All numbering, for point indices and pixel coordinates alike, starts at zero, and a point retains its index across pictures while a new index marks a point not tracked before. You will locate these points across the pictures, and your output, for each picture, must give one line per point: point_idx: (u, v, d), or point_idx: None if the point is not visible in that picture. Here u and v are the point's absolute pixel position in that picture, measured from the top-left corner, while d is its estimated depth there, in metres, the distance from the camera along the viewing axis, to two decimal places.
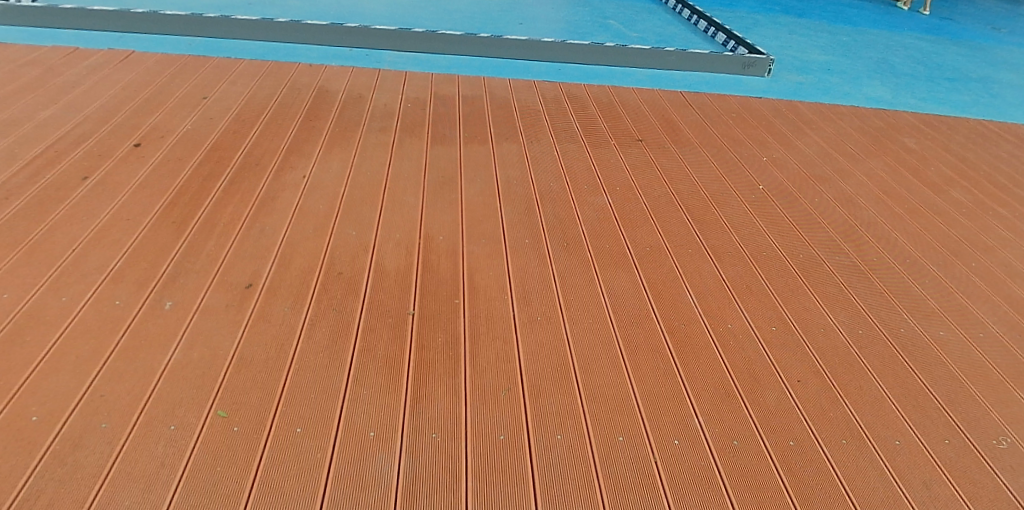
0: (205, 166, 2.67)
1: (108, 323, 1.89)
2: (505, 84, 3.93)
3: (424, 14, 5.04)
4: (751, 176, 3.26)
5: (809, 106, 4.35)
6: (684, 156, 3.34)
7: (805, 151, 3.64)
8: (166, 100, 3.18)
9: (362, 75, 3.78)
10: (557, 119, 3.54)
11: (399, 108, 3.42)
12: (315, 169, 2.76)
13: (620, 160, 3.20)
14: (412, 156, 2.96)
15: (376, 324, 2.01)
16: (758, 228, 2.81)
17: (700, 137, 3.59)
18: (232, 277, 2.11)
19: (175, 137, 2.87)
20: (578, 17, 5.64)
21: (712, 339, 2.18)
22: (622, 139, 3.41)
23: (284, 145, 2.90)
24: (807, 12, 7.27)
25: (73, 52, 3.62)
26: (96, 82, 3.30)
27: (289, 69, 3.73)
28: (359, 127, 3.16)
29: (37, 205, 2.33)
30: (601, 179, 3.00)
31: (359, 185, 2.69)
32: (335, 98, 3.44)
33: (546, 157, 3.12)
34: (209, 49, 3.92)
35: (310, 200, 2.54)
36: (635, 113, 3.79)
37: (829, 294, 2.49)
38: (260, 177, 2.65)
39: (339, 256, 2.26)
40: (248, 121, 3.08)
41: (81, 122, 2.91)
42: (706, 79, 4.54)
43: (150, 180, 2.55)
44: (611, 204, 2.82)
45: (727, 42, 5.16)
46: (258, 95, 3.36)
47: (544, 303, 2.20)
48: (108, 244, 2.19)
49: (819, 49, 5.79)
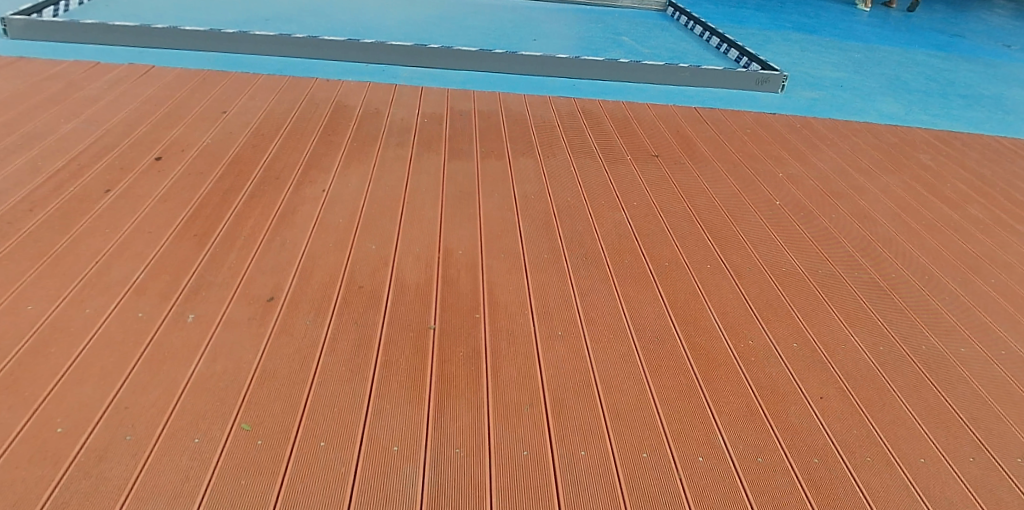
0: (225, 180, 2.69)
1: (132, 335, 1.90)
2: (521, 100, 3.95)
3: (439, 30, 5.09)
4: (768, 191, 3.25)
5: (823, 122, 4.36)
6: (699, 172, 3.34)
7: (820, 168, 3.63)
8: (186, 114, 3.21)
9: (379, 90, 3.80)
10: (572, 134, 3.56)
11: (415, 123, 3.44)
12: (333, 183, 2.78)
13: (636, 175, 3.21)
14: (431, 171, 2.98)
15: (398, 338, 2.01)
16: (777, 244, 2.80)
17: (716, 153, 3.60)
18: (255, 289, 2.12)
19: (195, 151, 2.89)
20: (591, 33, 5.67)
21: (734, 355, 2.17)
22: (638, 155, 3.42)
23: (304, 159, 2.93)
24: (818, 29, 7.30)
25: (95, 67, 3.67)
26: (118, 96, 3.34)
27: (306, 83, 3.77)
28: (377, 141, 3.18)
29: (61, 217, 2.36)
30: (618, 195, 3.00)
31: (377, 199, 2.70)
32: (352, 112, 3.47)
33: (563, 172, 3.13)
34: (227, 64, 3.96)
35: (330, 214, 2.56)
36: (650, 129, 3.79)
37: (849, 310, 2.47)
38: (280, 191, 2.66)
39: (360, 270, 2.27)
40: (268, 135, 3.10)
41: (104, 135, 2.94)
42: (720, 95, 4.56)
43: (172, 193, 2.57)
44: (629, 219, 2.82)
45: (740, 58, 5.19)
46: (277, 109, 3.39)
47: (564, 318, 2.19)
48: (132, 256, 2.20)
49: (831, 65, 5.80)
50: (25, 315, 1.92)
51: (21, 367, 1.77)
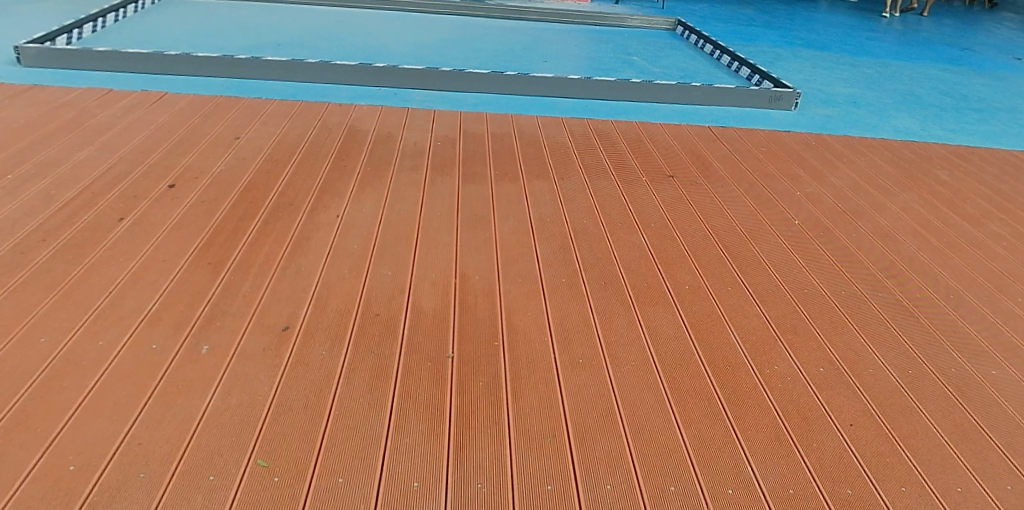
0: (239, 207, 2.67)
1: (146, 368, 1.86)
2: (533, 121, 3.93)
3: (450, 53, 5.11)
4: (786, 211, 3.20)
5: (837, 139, 4.32)
6: (717, 191, 3.29)
7: (838, 185, 3.58)
8: (199, 141, 3.21)
9: (392, 114, 3.80)
10: (586, 156, 3.52)
11: (429, 147, 3.42)
12: (347, 208, 2.75)
13: (652, 196, 3.16)
14: (445, 195, 2.96)
15: (415, 369, 1.96)
16: (798, 265, 2.74)
17: (731, 172, 3.54)
18: (270, 319, 2.08)
19: (208, 178, 2.87)
20: (602, 53, 5.69)
21: (760, 381, 2.09)
22: (653, 175, 3.38)
23: (318, 185, 2.91)
24: (828, 45, 7.31)
25: (108, 95, 3.68)
26: (131, 124, 3.34)
27: (319, 109, 3.77)
28: (390, 165, 3.17)
29: (73, 247, 2.33)
30: (634, 216, 2.95)
31: (392, 225, 2.67)
32: (365, 137, 3.46)
33: (578, 194, 3.09)
34: (239, 90, 3.96)
35: (344, 240, 2.53)
36: (664, 148, 3.77)
37: (876, 332, 2.40)
38: (293, 218, 2.64)
39: (376, 297, 2.22)
40: (281, 161, 3.08)
41: (117, 163, 2.93)
42: (734, 113, 4.54)
43: (185, 221, 2.55)
44: (646, 240, 2.75)
45: (752, 76, 5.18)
46: (290, 135, 3.39)
47: (585, 345, 2.13)
48: (145, 285, 2.17)
49: (843, 82, 5.77)
50: (37, 348, 1.89)
51: (33, 403, 1.73)
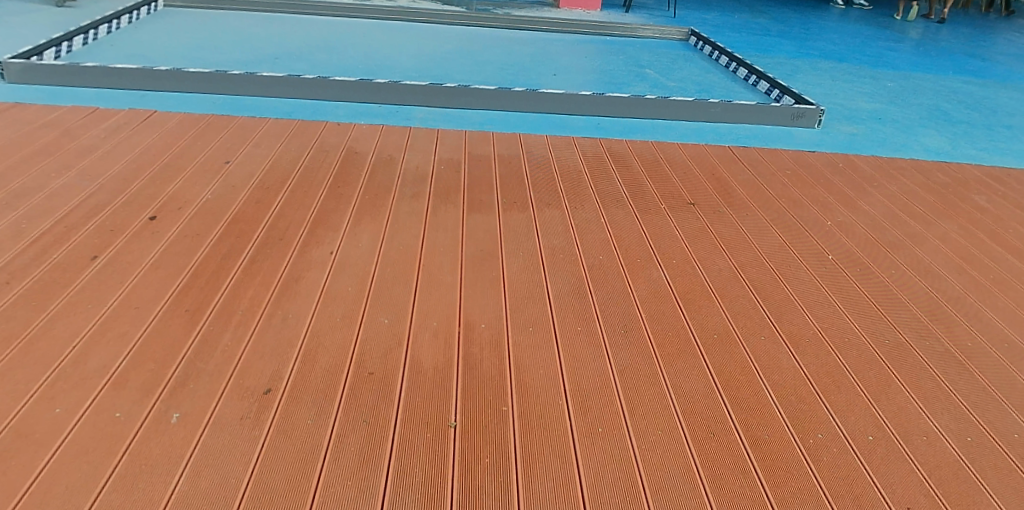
0: (224, 242, 2.46)
1: (107, 442, 1.64)
2: (543, 141, 3.71)
3: (455, 66, 4.91)
4: (817, 243, 2.96)
5: (865, 160, 4.08)
6: (742, 221, 3.06)
7: (870, 214, 3.34)
8: (186, 166, 3.00)
9: (393, 134, 3.58)
10: (600, 180, 3.29)
11: (432, 171, 3.20)
12: (342, 243, 2.53)
13: (672, 227, 2.93)
14: (449, 227, 2.73)
15: (413, 440, 1.73)
16: (836, 309, 2.50)
17: (755, 198, 3.31)
18: (251, 379, 1.85)
19: (193, 209, 2.66)
20: (613, 66, 5.47)
21: (802, 452, 1.86)
22: (672, 203, 3.14)
23: (311, 216, 2.69)
24: (846, 56, 7.07)
25: (92, 114, 3.48)
26: (115, 146, 3.13)
27: (316, 128, 3.55)
28: (390, 193, 2.95)
29: (39, 291, 2.11)
30: (655, 250, 2.71)
31: (390, 262, 2.45)
32: (364, 160, 3.25)
33: (593, 224, 2.86)
34: (233, 107, 3.76)
35: (338, 281, 2.30)
36: (683, 171, 3.53)
37: (926, 390, 2.16)
38: (283, 255, 2.42)
39: (370, 351, 2.00)
40: (273, 189, 2.87)
41: (96, 192, 2.72)
42: (755, 131, 4.30)
43: (164, 260, 2.33)
44: (669, 279, 2.52)
45: (771, 90, 4.95)
46: (284, 158, 3.17)
47: (605, 408, 1.90)
48: (113, 338, 1.95)
49: (865, 96, 5.53)
50: None
51: None
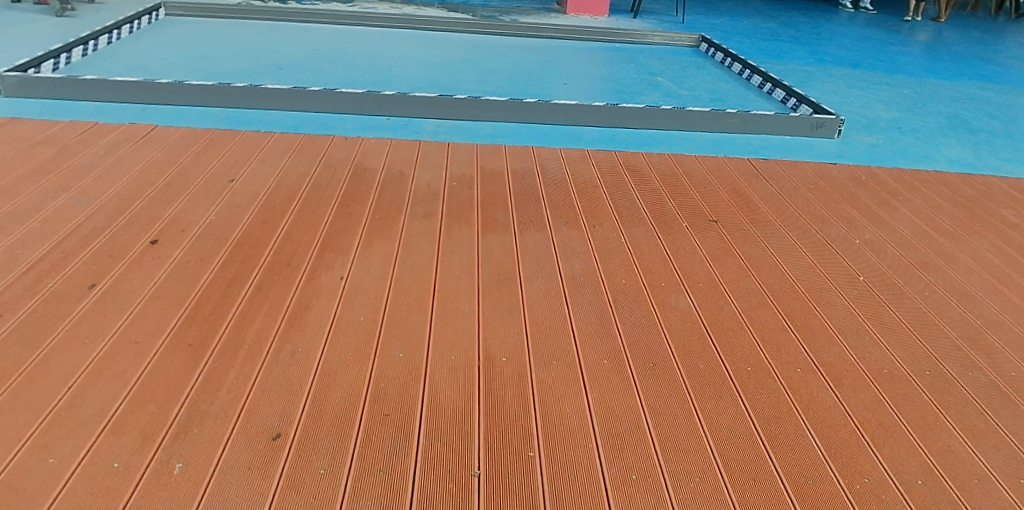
0: (229, 268, 2.33)
1: (103, 497, 1.51)
2: (558, 154, 3.59)
3: (464, 75, 4.80)
4: (847, 263, 2.83)
5: (888, 172, 3.95)
6: (768, 239, 2.93)
7: (898, 230, 3.21)
8: (189, 184, 2.88)
9: (402, 148, 3.47)
10: (618, 196, 3.17)
11: (443, 188, 3.08)
12: (353, 268, 2.41)
13: (696, 247, 2.80)
14: (464, 249, 2.61)
15: (434, 491, 1.61)
16: (872, 337, 2.38)
17: (780, 215, 3.18)
18: (258, 423, 1.73)
19: (196, 232, 2.54)
20: (624, 74, 5.35)
21: (850, 500, 1.73)
22: (694, 220, 3.02)
23: (319, 238, 2.57)
24: (859, 62, 6.95)
25: (92, 129, 3.36)
26: (115, 164, 3.02)
27: (323, 143, 3.44)
28: (401, 212, 2.83)
29: (33, 324, 2.00)
30: (680, 273, 2.59)
31: (404, 288, 2.32)
32: (374, 176, 3.13)
33: (613, 245, 2.74)
34: (237, 121, 3.64)
35: (349, 310, 2.18)
36: (703, 186, 3.40)
37: (974, 427, 2.03)
38: (291, 282, 2.29)
39: (385, 390, 1.87)
40: (279, 208, 2.75)
41: (95, 214, 2.60)
42: (774, 142, 4.18)
43: (166, 287, 2.21)
44: (697, 306, 2.40)
45: (788, 99, 4.84)
46: (291, 175, 3.05)
47: (637, 453, 1.78)
48: (112, 377, 1.83)
49: (882, 104, 5.41)
50: None
51: None
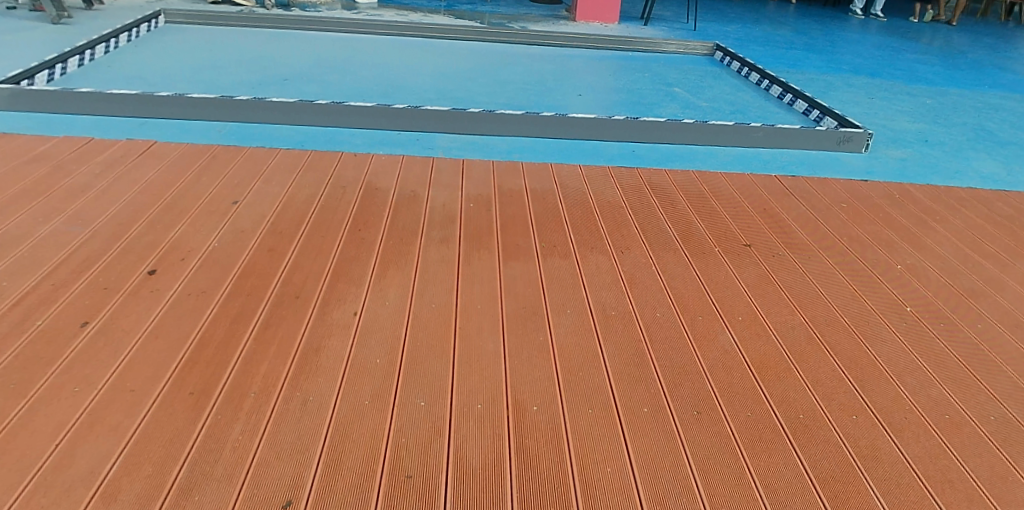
0: (233, 301, 2.15)
1: None
2: (577, 172, 3.41)
3: (475, 86, 4.63)
4: (893, 292, 2.65)
5: (921, 188, 3.77)
6: (805, 265, 2.75)
7: (940, 253, 3.02)
8: (190, 207, 2.71)
9: (415, 165, 3.29)
10: (644, 218, 2.99)
11: (460, 209, 2.90)
12: (367, 301, 2.23)
13: (731, 275, 2.62)
14: (485, 278, 2.43)
15: None
16: (928, 377, 2.19)
17: (816, 238, 3.00)
18: (267, 488, 1.55)
19: (198, 260, 2.36)
20: (639, 84, 5.18)
21: None
22: (726, 245, 2.84)
23: (330, 267, 2.39)
24: (877, 70, 6.79)
25: (88, 146, 3.19)
26: (112, 184, 2.84)
27: (331, 160, 3.26)
28: (417, 237, 2.65)
29: (17, 368, 1.81)
30: (716, 305, 2.41)
31: (423, 324, 2.14)
32: (385, 197, 2.95)
33: (643, 273, 2.56)
34: (241, 136, 3.47)
35: (365, 351, 2.00)
36: (732, 205, 3.22)
37: None
38: (300, 317, 2.11)
39: (407, 447, 1.69)
40: (287, 233, 2.57)
41: (90, 241, 2.43)
42: (800, 158, 4.00)
43: (164, 324, 2.03)
44: (738, 344, 2.22)
45: (811, 110, 4.66)
46: (299, 196, 2.88)
47: None
48: (104, 431, 1.65)
49: (906, 115, 5.24)
50: None
51: None
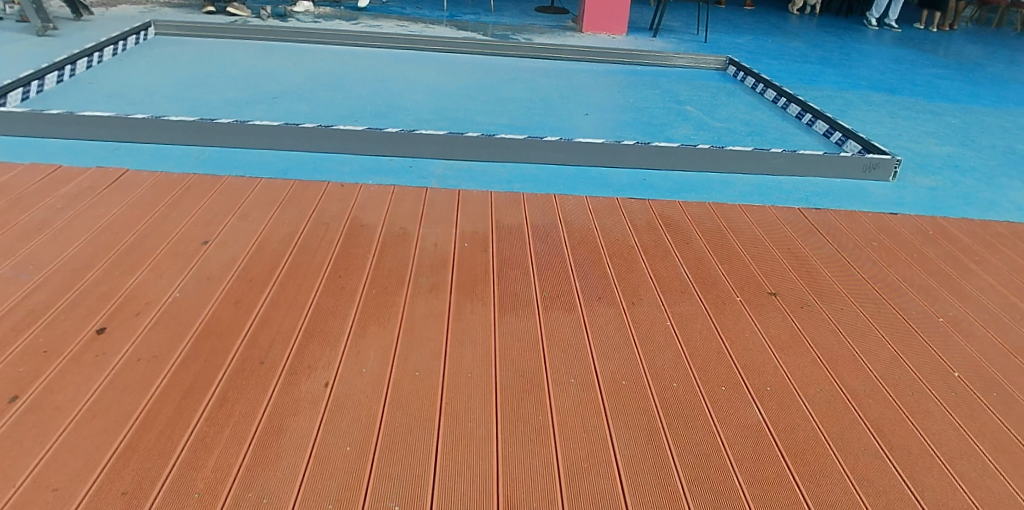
0: (188, 370, 1.90)
1: None
2: (583, 204, 3.14)
3: (476, 105, 4.37)
4: (937, 353, 2.36)
5: (955, 222, 3.48)
6: (839, 320, 2.47)
7: (983, 301, 2.74)
8: (155, 248, 2.46)
9: (406, 197, 3.03)
10: (657, 261, 2.72)
11: (453, 250, 2.64)
12: (342, 367, 1.97)
13: (756, 332, 2.34)
14: (478, 336, 2.16)
15: None
16: (986, 464, 1.90)
17: (847, 285, 2.72)
18: None
19: (155, 315, 2.10)
20: (649, 102, 4.91)
21: None
22: (749, 294, 2.56)
23: (303, 324, 2.13)
24: (897, 86, 6.50)
25: (52, 174, 2.94)
26: (71, 221, 2.60)
27: (315, 190, 3.00)
28: (404, 285, 2.39)
29: None
30: (740, 371, 2.14)
31: (404, 398, 1.88)
32: (372, 235, 2.69)
33: (656, 330, 2.29)
34: (220, 163, 3.22)
35: (334, 434, 1.74)
36: (754, 245, 2.94)
37: None
38: (263, 390, 1.86)
39: None
40: (259, 281, 2.31)
41: (37, 289, 2.18)
42: (824, 187, 3.72)
43: (106, 400, 1.78)
44: (767, 422, 1.95)
45: (833, 132, 4.38)
46: (276, 234, 2.62)
47: None
48: None
49: (932, 137, 4.95)
50: None
51: None
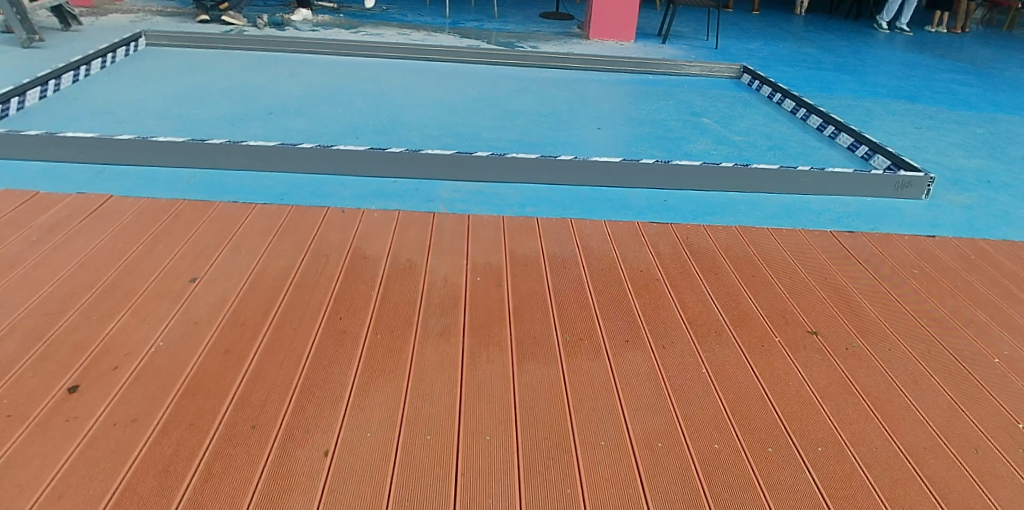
0: (170, 436, 1.68)
1: None
2: (602, 230, 2.92)
3: (482, 120, 4.16)
4: (999, 401, 2.13)
5: (998, 243, 3.25)
6: (887, 364, 2.25)
7: None
8: (137, 287, 2.24)
9: (412, 223, 2.81)
10: (685, 295, 2.50)
11: (464, 285, 2.42)
12: (344, 430, 1.74)
13: (799, 379, 2.12)
14: (496, 389, 1.94)
15: None
16: None
17: (892, 322, 2.49)
18: None
19: (135, 369, 1.88)
20: (663, 114, 4.69)
21: None
22: (787, 333, 2.34)
23: (300, 377, 1.91)
24: (915, 94, 6.29)
25: (30, 201, 2.73)
26: (47, 255, 2.38)
27: (314, 217, 2.79)
28: (411, 327, 2.16)
29: None
30: (786, 427, 1.92)
31: (414, 467, 1.66)
32: (376, 269, 2.47)
33: (691, 379, 2.06)
34: (212, 187, 3.00)
35: None
36: (788, 275, 2.72)
37: None
38: (254, 460, 1.63)
39: None
40: (251, 326, 2.09)
41: (4, 338, 1.96)
42: (854, 207, 3.49)
43: (74, 475, 1.55)
44: (820, 488, 1.72)
45: (859, 146, 4.15)
46: (271, 269, 2.40)
47: None
48: None
49: (960, 149, 4.73)
50: None
51: None
